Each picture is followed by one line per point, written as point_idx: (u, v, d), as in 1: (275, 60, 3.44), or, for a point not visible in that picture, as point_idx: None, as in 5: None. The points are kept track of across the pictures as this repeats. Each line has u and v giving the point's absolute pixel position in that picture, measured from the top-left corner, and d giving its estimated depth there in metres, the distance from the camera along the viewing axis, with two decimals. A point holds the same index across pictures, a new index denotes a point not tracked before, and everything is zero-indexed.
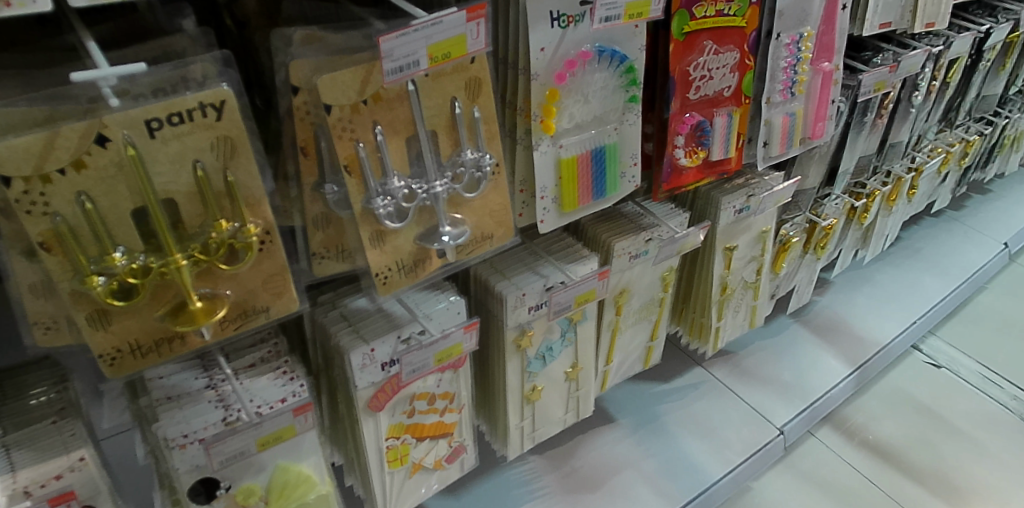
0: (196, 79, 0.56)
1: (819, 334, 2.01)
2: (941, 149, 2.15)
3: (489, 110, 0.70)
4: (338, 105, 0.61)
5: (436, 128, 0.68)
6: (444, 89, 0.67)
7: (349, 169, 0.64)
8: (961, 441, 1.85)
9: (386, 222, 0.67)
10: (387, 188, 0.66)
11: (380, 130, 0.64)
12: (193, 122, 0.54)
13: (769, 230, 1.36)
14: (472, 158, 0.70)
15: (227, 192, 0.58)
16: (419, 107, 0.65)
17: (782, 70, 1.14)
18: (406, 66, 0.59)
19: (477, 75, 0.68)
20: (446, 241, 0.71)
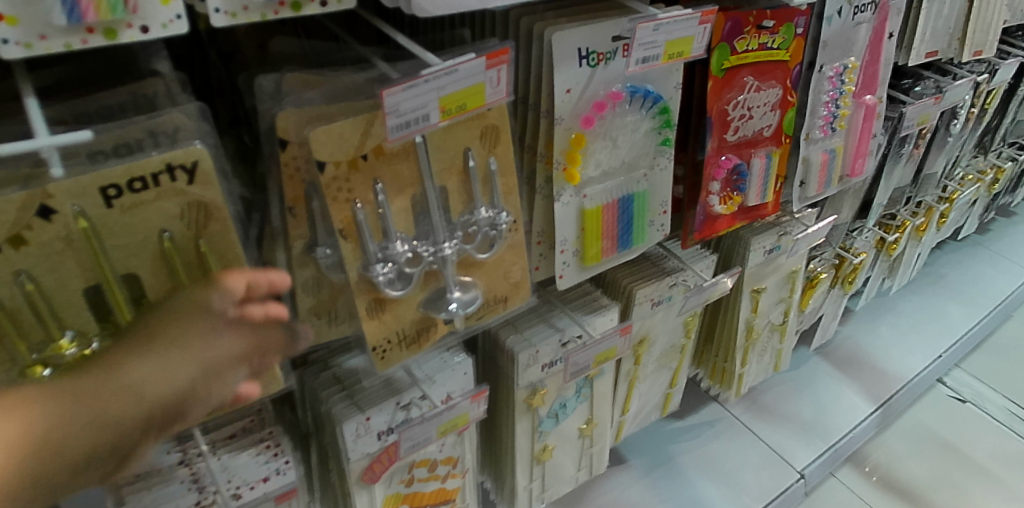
0: (166, 134, 0.47)
1: (841, 368, 1.91)
2: (973, 176, 2.05)
3: (507, 161, 0.62)
4: (333, 161, 0.52)
5: (446, 182, 0.59)
6: (456, 137, 0.58)
7: (344, 233, 0.55)
8: (989, 482, 1.74)
9: (387, 290, 0.59)
10: (388, 252, 0.57)
11: (381, 188, 0.55)
12: (159, 187, 0.46)
13: (800, 269, 1.27)
14: (486, 216, 0.61)
15: (200, 262, 0.49)
16: (427, 159, 0.57)
17: (823, 104, 1.05)
18: (414, 121, 0.50)
19: (495, 122, 0.59)
20: (454, 310, 0.62)
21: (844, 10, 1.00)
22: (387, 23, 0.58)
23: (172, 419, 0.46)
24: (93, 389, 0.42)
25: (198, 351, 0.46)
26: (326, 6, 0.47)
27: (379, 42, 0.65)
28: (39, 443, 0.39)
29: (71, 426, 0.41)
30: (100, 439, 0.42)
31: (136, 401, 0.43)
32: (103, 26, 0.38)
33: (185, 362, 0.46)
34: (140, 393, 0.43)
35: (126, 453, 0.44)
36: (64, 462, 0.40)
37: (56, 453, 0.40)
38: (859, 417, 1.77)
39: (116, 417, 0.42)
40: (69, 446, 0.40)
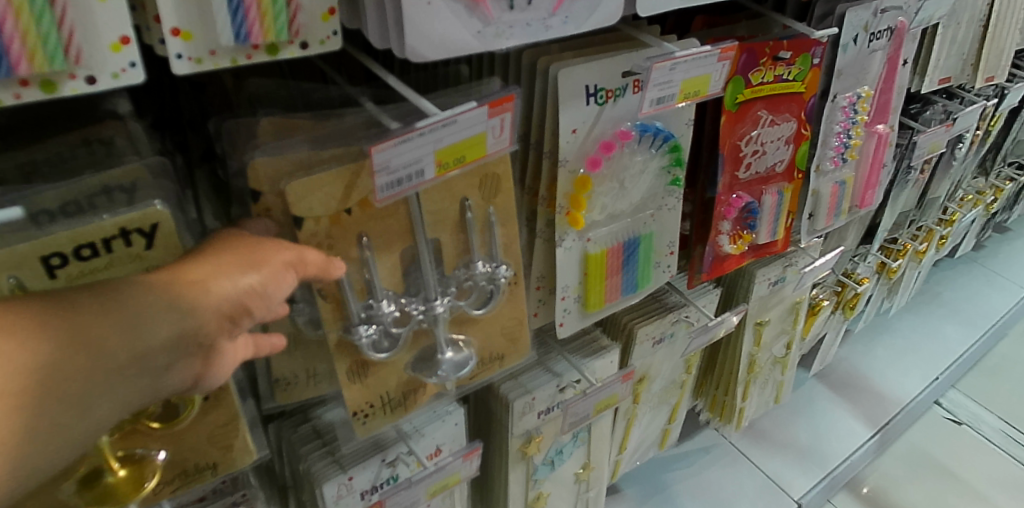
0: (123, 190, 0.43)
1: (837, 390, 1.86)
2: (974, 197, 2.01)
3: (508, 209, 0.57)
4: (312, 216, 0.48)
5: (439, 233, 0.54)
6: (452, 186, 0.53)
7: (322, 292, 0.51)
8: None
9: (370, 353, 0.54)
10: (371, 313, 0.52)
11: (367, 243, 0.50)
12: (112, 254, 0.41)
13: (804, 300, 1.22)
14: (484, 271, 0.57)
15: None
16: (418, 207, 0.52)
17: (835, 134, 1.01)
18: (406, 179, 0.46)
19: (495, 167, 0.54)
20: (443, 375, 0.58)
21: (859, 37, 0.95)
22: (377, 64, 0.53)
23: (246, 315, 0.42)
24: (167, 283, 0.38)
25: (256, 251, 0.43)
26: (308, 49, 0.41)
27: (368, 82, 0.62)
28: (126, 323, 0.35)
29: (153, 311, 0.37)
30: (184, 330, 0.38)
31: (211, 295, 0.40)
32: (41, 78, 0.34)
33: (247, 261, 0.43)
34: (215, 285, 0.40)
35: (207, 347, 0.40)
36: (155, 344, 0.36)
37: (145, 336, 0.36)
38: (857, 443, 1.73)
39: (197, 303, 0.39)
40: (156, 331, 0.37)
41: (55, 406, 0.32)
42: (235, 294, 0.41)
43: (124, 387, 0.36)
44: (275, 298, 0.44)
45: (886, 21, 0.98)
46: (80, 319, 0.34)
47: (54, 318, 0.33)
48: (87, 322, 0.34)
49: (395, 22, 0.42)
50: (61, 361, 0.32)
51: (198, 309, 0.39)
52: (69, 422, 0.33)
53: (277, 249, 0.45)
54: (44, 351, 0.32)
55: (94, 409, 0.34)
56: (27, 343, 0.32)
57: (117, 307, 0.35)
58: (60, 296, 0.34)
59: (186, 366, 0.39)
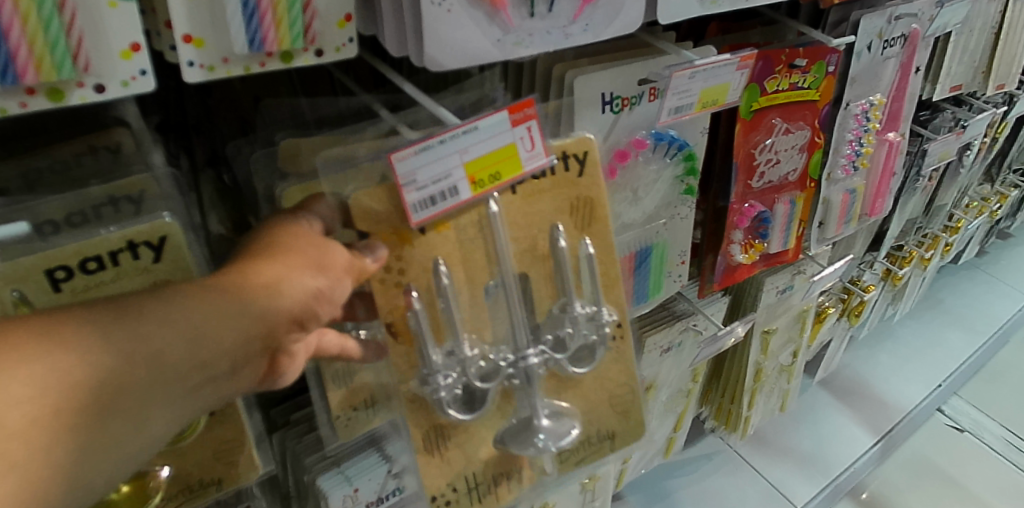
0: (130, 198, 0.42)
1: (840, 397, 1.85)
2: (978, 204, 2.00)
3: (602, 243, 0.58)
4: (379, 230, 0.50)
5: (527, 268, 0.57)
6: (542, 213, 0.55)
7: (393, 328, 0.54)
8: None
9: (449, 410, 0.55)
10: (452, 353, 0.54)
11: (443, 264, 0.52)
12: (119, 267, 0.40)
13: (811, 308, 1.21)
14: (583, 312, 0.58)
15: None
16: (503, 230, 0.53)
17: (847, 142, 0.99)
18: (439, 195, 0.49)
19: (588, 193, 0.56)
20: (540, 444, 0.58)
21: (873, 45, 0.94)
22: (390, 69, 0.54)
23: (308, 318, 0.43)
24: (233, 286, 0.40)
25: (321, 252, 0.44)
26: (323, 56, 0.40)
27: (377, 87, 0.63)
28: (190, 331, 0.37)
29: (220, 316, 0.38)
30: (248, 337, 0.40)
31: (280, 300, 0.41)
32: (47, 87, 0.33)
33: (313, 261, 0.44)
34: (280, 288, 0.41)
35: (271, 347, 0.42)
36: (218, 351, 0.38)
37: (207, 343, 0.38)
38: (859, 451, 1.72)
39: (263, 308, 0.40)
40: (220, 338, 0.38)
41: (123, 416, 0.35)
42: (302, 298, 0.42)
43: (188, 392, 0.38)
44: (336, 299, 0.45)
45: (900, 27, 0.96)
46: (145, 326, 0.36)
47: (121, 328, 0.35)
48: (150, 331, 0.36)
49: (414, 30, 0.41)
50: (127, 372, 0.35)
51: (264, 314, 0.40)
52: (134, 426, 0.36)
53: (341, 250, 0.46)
54: (110, 360, 0.34)
55: (155, 413, 0.37)
56: (93, 353, 0.34)
57: (179, 315, 0.37)
58: (128, 302, 0.36)
59: (248, 370, 0.41)
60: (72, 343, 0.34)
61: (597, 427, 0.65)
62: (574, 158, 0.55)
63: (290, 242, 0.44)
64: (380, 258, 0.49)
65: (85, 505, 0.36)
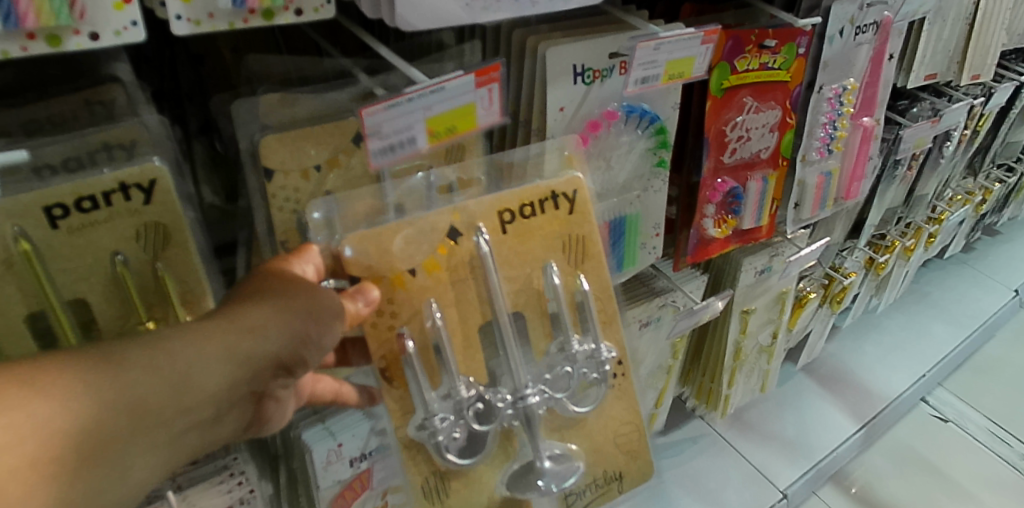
0: (121, 147, 0.49)
1: (825, 385, 1.88)
2: (962, 196, 2.03)
3: (597, 281, 0.68)
4: (381, 281, 0.60)
5: (522, 307, 0.65)
6: (535, 252, 0.64)
7: (386, 372, 0.63)
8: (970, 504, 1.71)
9: (448, 454, 0.63)
10: (449, 395, 0.62)
11: (436, 306, 0.61)
12: (111, 206, 0.47)
13: (791, 290, 1.24)
14: (584, 350, 0.66)
15: (157, 289, 0.50)
16: (496, 266, 0.62)
17: (821, 125, 1.03)
18: (399, 145, 0.53)
19: (579, 231, 0.66)
20: (542, 486, 0.67)
21: (845, 30, 0.97)
22: (366, 34, 0.61)
23: (288, 361, 0.53)
24: (215, 336, 0.49)
25: (309, 297, 0.53)
26: (302, 15, 0.43)
27: (361, 53, 0.67)
28: (171, 377, 0.47)
29: (200, 365, 0.48)
30: (227, 379, 0.49)
31: (258, 346, 0.50)
32: (47, 33, 0.37)
33: (296, 307, 0.52)
34: (261, 334, 0.50)
35: (251, 385, 0.52)
36: (197, 393, 0.48)
37: (188, 387, 0.47)
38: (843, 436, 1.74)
39: (241, 354, 0.49)
40: (199, 381, 0.48)
41: (111, 451, 0.45)
42: (279, 344, 0.51)
43: (171, 426, 0.47)
44: (322, 342, 0.54)
45: (872, 15, 1.00)
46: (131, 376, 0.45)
47: (106, 375, 0.44)
48: (135, 378, 0.45)
49: None
50: (112, 417, 0.44)
51: (242, 359, 0.50)
52: (123, 465, 0.46)
53: (331, 297, 0.54)
54: (97, 410, 0.43)
55: (140, 447, 0.46)
56: (82, 404, 0.43)
57: (163, 362, 0.46)
58: (116, 352, 0.45)
59: (230, 406, 0.51)
60: (66, 394, 0.42)
61: (599, 465, 0.74)
62: (563, 197, 0.64)
63: (275, 287, 0.53)
64: (372, 302, 0.58)
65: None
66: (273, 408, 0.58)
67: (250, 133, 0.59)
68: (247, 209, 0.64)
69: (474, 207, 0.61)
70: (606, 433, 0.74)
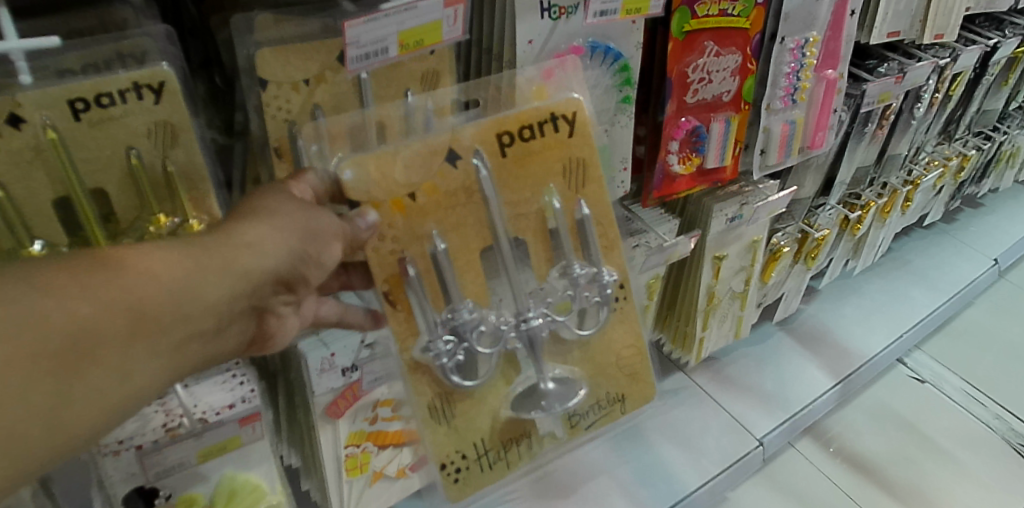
0: (134, 56, 0.59)
1: (805, 344, 1.81)
2: (938, 162, 1.92)
3: (595, 197, 0.76)
4: (381, 204, 0.67)
5: (523, 231, 0.74)
6: (534, 175, 0.72)
7: (390, 295, 0.70)
8: (943, 460, 1.67)
9: (450, 375, 0.72)
10: (451, 319, 0.71)
11: (437, 231, 0.69)
12: (127, 103, 0.58)
13: (762, 239, 1.30)
14: (583, 273, 0.75)
15: (167, 185, 0.61)
16: (494, 188, 0.70)
17: (784, 75, 1.09)
18: (372, 53, 0.62)
19: (578, 154, 0.74)
20: (543, 410, 0.76)
21: None
22: None
23: (287, 276, 0.58)
24: (216, 248, 0.53)
25: (304, 219, 0.60)
26: None
27: None
28: (174, 283, 0.49)
29: (201, 274, 0.51)
30: (229, 291, 0.53)
31: (259, 259, 0.55)
32: None
33: (291, 227, 0.58)
34: (260, 248, 0.55)
35: (250, 299, 0.55)
36: (201, 301, 0.51)
37: (191, 294, 0.50)
38: (818, 392, 1.68)
39: (243, 265, 0.54)
40: (201, 289, 0.51)
41: (110, 355, 0.46)
42: (278, 258, 0.56)
43: (174, 335, 0.49)
44: (322, 262, 0.62)
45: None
46: (135, 277, 0.47)
47: (105, 278, 0.46)
48: (133, 283, 0.47)
49: None
50: (112, 319, 0.45)
51: (244, 271, 0.54)
52: (125, 371, 0.47)
53: (329, 220, 0.62)
54: (96, 312, 0.45)
55: (138, 355, 0.47)
56: (78, 304, 0.44)
57: (163, 270, 0.49)
58: (109, 256, 0.47)
59: (233, 318, 0.54)
60: (63, 298, 0.44)
61: (601, 387, 0.83)
62: (563, 119, 0.72)
63: (272, 209, 0.59)
64: (370, 225, 0.66)
65: (78, 430, 0.45)
66: (275, 326, 0.62)
67: (246, 47, 0.65)
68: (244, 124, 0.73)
69: (472, 133, 0.69)
70: (607, 357, 0.83)
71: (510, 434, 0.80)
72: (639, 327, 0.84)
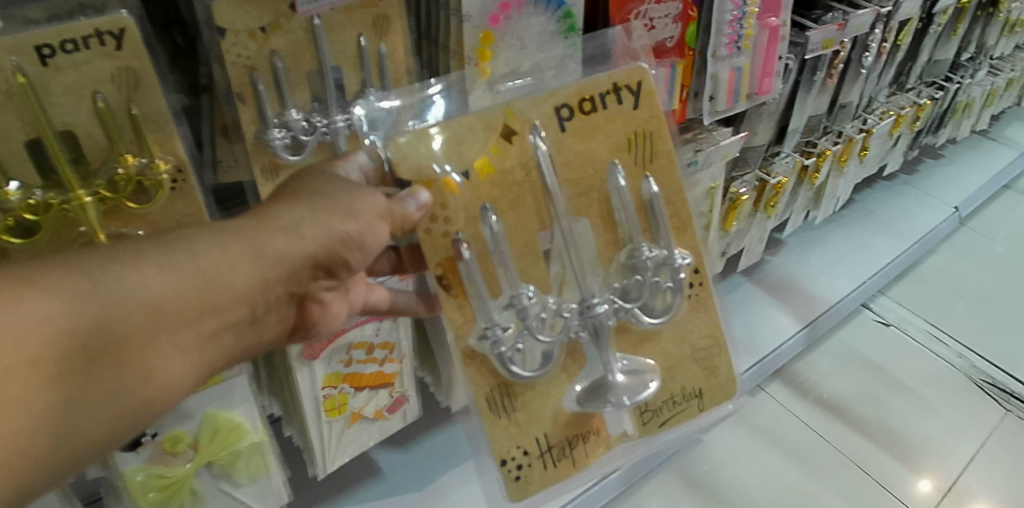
0: (95, 7, 0.63)
1: (771, 292, 1.78)
2: (893, 111, 1.83)
3: (664, 173, 0.78)
4: (439, 184, 0.70)
5: (584, 210, 0.76)
6: (596, 150, 0.75)
7: (444, 279, 0.72)
8: (905, 394, 1.66)
9: (510, 365, 0.73)
10: (515, 302, 0.72)
11: (489, 208, 0.71)
12: (91, 48, 0.62)
13: (718, 185, 1.35)
14: (647, 256, 0.77)
15: (133, 129, 0.65)
16: (552, 166, 0.72)
17: (727, 23, 1.12)
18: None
19: (643, 127, 0.76)
20: (613, 405, 0.76)
21: None
22: None
23: (324, 257, 0.65)
24: (251, 233, 0.61)
25: (342, 202, 0.66)
26: None
27: None
28: (196, 273, 0.57)
29: (225, 262, 0.59)
30: (259, 275, 0.61)
31: (289, 245, 0.62)
32: None
33: (327, 208, 0.65)
34: (292, 232, 0.63)
35: (276, 283, 0.63)
36: (225, 288, 0.58)
37: (214, 282, 0.58)
38: (784, 337, 1.67)
39: (274, 250, 0.61)
40: (225, 277, 0.58)
41: (127, 350, 0.53)
42: (316, 241, 0.64)
43: (196, 324, 0.57)
44: (368, 242, 0.67)
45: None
46: (151, 272, 0.54)
47: (124, 271, 0.53)
48: (153, 277, 0.54)
49: None
50: (128, 315, 0.52)
51: (275, 256, 0.62)
52: (145, 362, 0.54)
53: (371, 199, 0.67)
54: (110, 308, 0.51)
55: (156, 345, 0.55)
56: (82, 301, 0.50)
57: (189, 261, 0.56)
58: (129, 250, 0.54)
59: (263, 301, 0.63)
60: (71, 295, 0.50)
61: (677, 380, 0.83)
62: (626, 90, 0.75)
63: (313, 191, 0.66)
64: (422, 205, 0.68)
65: (103, 419, 0.53)
66: (316, 312, 0.75)
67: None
68: (208, 80, 0.77)
69: (530, 110, 0.71)
70: (682, 347, 0.83)
71: (577, 430, 0.79)
72: (716, 315, 0.84)
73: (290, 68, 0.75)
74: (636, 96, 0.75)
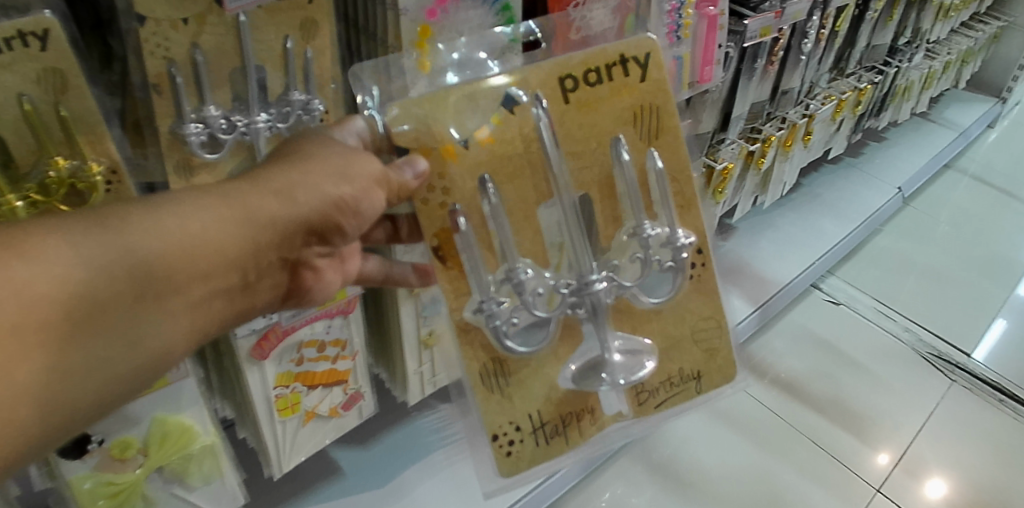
0: None
1: (795, 349, 1.78)
2: None
3: (668, 146, 0.84)
4: (436, 152, 0.75)
5: (587, 185, 0.82)
6: (600, 122, 0.80)
7: (441, 251, 0.78)
8: (1004, 470, 1.57)
9: (506, 340, 0.79)
10: (512, 273, 0.77)
11: (489, 178, 0.76)
12: (16, 49, 0.67)
13: None
14: (649, 232, 0.82)
15: (64, 128, 0.72)
16: (552, 134, 0.77)
17: None
18: None
19: (650, 100, 0.82)
20: (606, 384, 0.84)
21: None
22: None
23: (317, 221, 0.71)
24: (244, 194, 0.65)
25: (342, 162, 0.71)
26: None
27: None
28: (196, 238, 0.61)
29: (227, 229, 0.64)
30: (252, 239, 0.65)
31: (283, 208, 0.67)
32: None
33: (326, 170, 0.70)
34: (281, 198, 0.67)
35: (257, 256, 0.67)
36: (221, 254, 0.63)
37: (212, 249, 0.63)
38: None
39: (253, 216, 0.65)
40: (223, 244, 0.63)
41: (126, 309, 0.58)
42: (309, 207, 0.68)
43: (198, 282, 0.63)
44: (365, 204, 0.73)
45: (756, 26, 1.26)
46: (139, 236, 0.58)
47: (120, 231, 0.57)
48: (144, 245, 0.58)
49: None
50: (129, 270, 0.57)
51: (269, 220, 0.66)
52: (138, 326, 0.59)
53: (326, 150, 0.72)
54: (99, 276, 0.55)
55: (145, 312, 0.59)
56: (68, 269, 0.53)
57: (196, 227, 0.61)
58: (125, 213, 0.58)
59: (259, 261, 0.68)
60: (57, 266, 0.53)
61: (679, 363, 0.90)
62: (633, 62, 0.80)
63: (293, 154, 0.71)
64: (419, 174, 0.73)
65: (113, 369, 0.59)
66: (308, 277, 0.81)
67: None
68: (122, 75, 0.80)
69: (532, 78, 0.77)
70: (681, 328, 0.89)
71: (570, 409, 0.86)
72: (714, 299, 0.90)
73: (212, 65, 0.79)
74: (644, 67, 0.81)
